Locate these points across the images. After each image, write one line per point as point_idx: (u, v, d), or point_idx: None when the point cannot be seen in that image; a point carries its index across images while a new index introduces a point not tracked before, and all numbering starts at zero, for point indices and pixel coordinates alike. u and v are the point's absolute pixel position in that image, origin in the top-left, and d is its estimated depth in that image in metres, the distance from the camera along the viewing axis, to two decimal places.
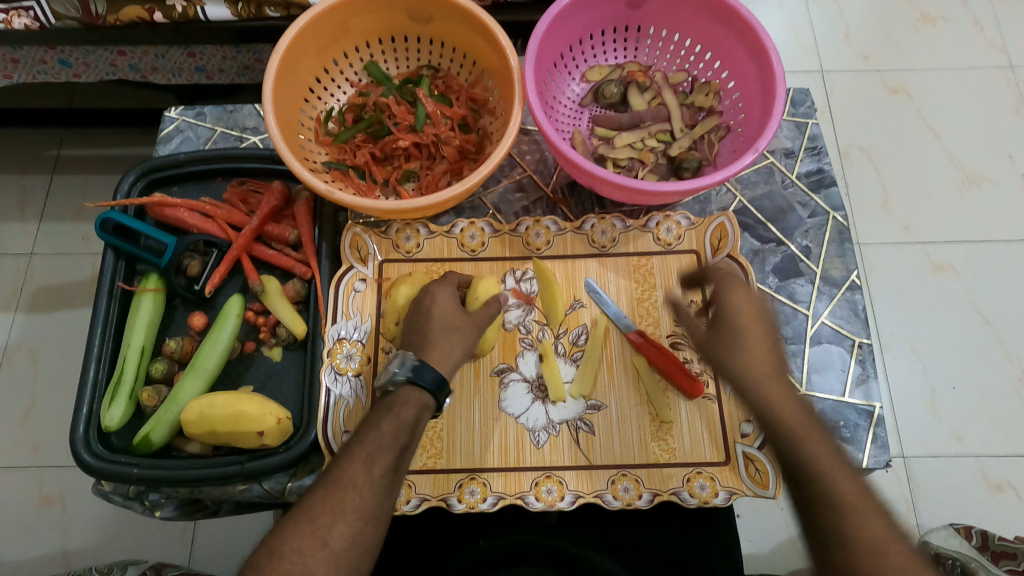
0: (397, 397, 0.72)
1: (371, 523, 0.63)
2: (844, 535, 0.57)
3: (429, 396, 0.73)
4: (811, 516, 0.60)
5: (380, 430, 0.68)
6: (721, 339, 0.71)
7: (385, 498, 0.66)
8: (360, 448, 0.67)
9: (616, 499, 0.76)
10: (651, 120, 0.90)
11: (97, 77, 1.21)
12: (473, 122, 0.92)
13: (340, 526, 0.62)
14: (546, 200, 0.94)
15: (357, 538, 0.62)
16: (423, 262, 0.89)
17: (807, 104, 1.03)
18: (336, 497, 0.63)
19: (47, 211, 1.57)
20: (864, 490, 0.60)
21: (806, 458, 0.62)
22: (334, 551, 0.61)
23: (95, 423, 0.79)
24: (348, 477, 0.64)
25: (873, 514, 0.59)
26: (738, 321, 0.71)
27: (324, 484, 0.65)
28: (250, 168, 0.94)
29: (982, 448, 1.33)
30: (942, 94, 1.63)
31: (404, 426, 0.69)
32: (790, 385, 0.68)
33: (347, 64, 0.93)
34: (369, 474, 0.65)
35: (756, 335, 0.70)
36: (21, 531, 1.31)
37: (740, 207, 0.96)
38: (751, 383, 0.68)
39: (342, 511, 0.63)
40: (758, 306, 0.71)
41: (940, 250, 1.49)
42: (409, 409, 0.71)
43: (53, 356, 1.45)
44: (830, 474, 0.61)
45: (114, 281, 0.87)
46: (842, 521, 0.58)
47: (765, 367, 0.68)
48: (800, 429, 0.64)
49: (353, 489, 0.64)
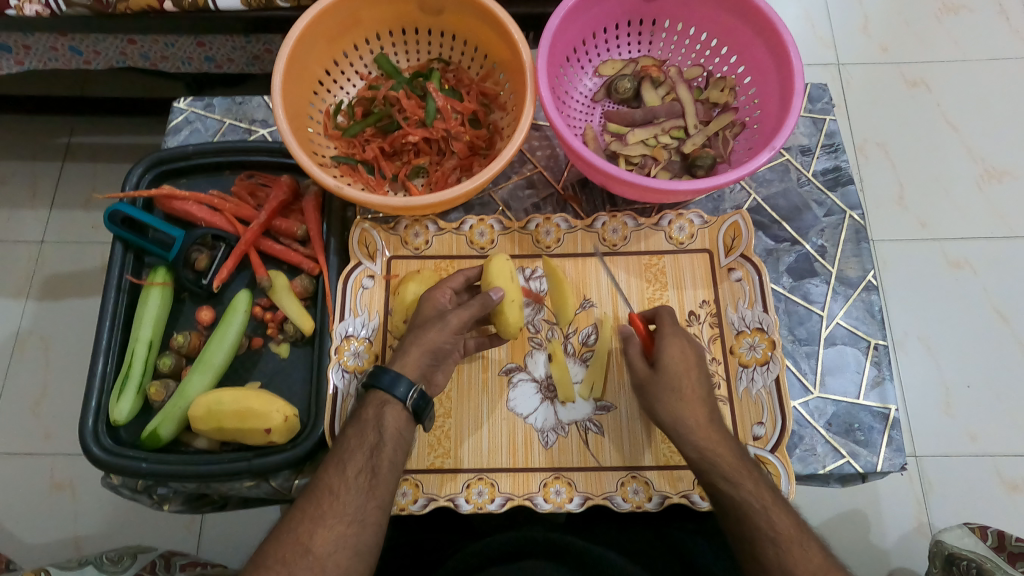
0: (368, 400, 0.73)
1: (353, 525, 0.66)
2: (786, 567, 0.65)
3: (391, 397, 0.71)
4: (753, 552, 0.67)
5: (346, 436, 0.71)
6: (656, 387, 0.74)
7: (364, 500, 0.67)
8: (333, 458, 0.70)
9: (626, 501, 0.75)
10: (665, 115, 0.88)
11: (107, 65, 1.20)
12: (483, 117, 0.91)
13: (321, 532, 0.65)
14: (557, 197, 0.93)
15: (341, 541, 0.65)
16: (431, 259, 0.89)
17: (825, 99, 1.01)
18: (313, 505, 0.67)
19: (57, 199, 1.57)
20: (797, 522, 0.67)
21: (742, 498, 0.68)
22: (317, 556, 0.64)
23: (103, 416, 0.79)
24: (326, 487, 0.68)
25: (808, 546, 0.66)
26: (673, 370, 0.74)
27: (304, 496, 0.69)
28: (259, 161, 0.94)
29: (996, 447, 1.31)
30: (962, 86, 1.60)
31: (365, 425, 0.71)
32: (723, 430, 0.72)
33: (356, 56, 0.91)
34: (343, 478, 0.68)
35: (688, 381, 0.73)
36: (33, 517, 1.32)
37: (754, 205, 0.94)
38: (688, 431, 0.71)
39: (321, 517, 0.66)
40: (687, 354, 0.75)
41: (958, 247, 1.46)
42: (371, 409, 0.72)
43: (64, 344, 1.45)
44: (769, 513, 0.67)
45: (123, 273, 0.86)
46: (780, 552, 0.65)
47: (700, 416, 0.72)
48: (738, 470, 0.69)
49: (329, 496, 0.67)
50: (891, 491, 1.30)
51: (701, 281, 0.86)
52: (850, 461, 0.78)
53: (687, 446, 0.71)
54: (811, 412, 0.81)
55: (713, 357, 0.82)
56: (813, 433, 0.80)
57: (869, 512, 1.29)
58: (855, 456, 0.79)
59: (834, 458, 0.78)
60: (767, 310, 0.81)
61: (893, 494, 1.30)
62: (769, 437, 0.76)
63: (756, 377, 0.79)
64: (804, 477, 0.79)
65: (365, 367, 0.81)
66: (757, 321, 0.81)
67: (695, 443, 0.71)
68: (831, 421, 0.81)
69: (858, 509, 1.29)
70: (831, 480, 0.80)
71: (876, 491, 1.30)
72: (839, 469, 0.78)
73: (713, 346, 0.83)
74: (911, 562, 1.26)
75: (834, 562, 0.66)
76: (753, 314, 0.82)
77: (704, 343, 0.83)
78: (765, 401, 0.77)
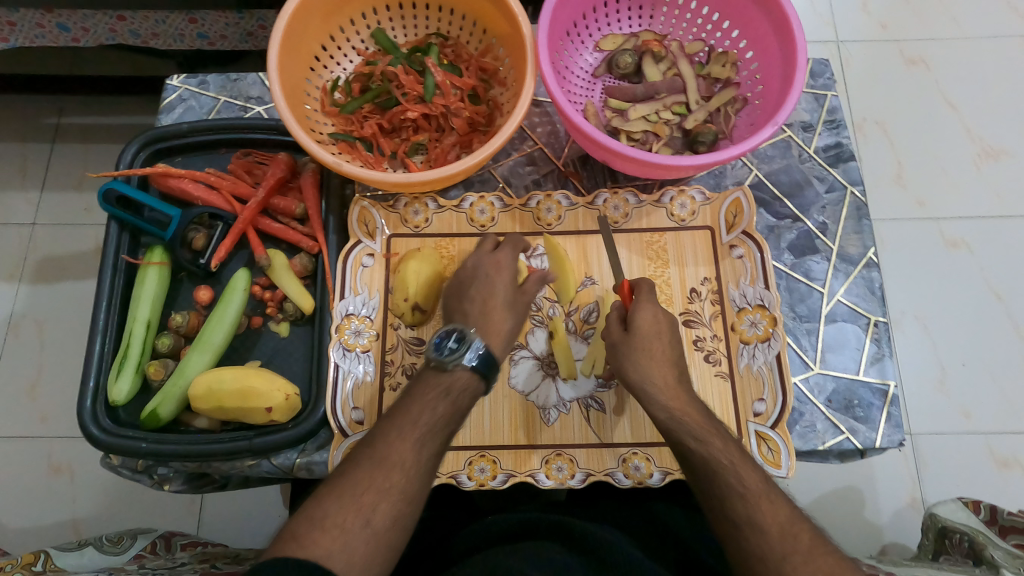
0: (454, 377, 0.67)
1: (411, 506, 0.61)
2: (756, 523, 0.61)
3: (483, 382, 0.69)
4: (723, 509, 0.63)
5: (436, 408, 0.65)
6: (626, 346, 0.73)
7: (424, 485, 0.63)
8: (412, 428, 0.63)
9: (627, 478, 0.75)
10: (666, 91, 0.88)
11: (96, 43, 1.17)
12: (483, 93, 0.90)
13: (383, 507, 0.59)
14: (558, 174, 0.92)
15: (398, 521, 0.59)
16: (432, 236, 0.88)
17: (827, 75, 1.00)
18: (382, 475, 0.60)
19: (49, 180, 1.55)
20: (764, 479, 0.64)
21: (712, 455, 0.65)
22: (376, 531, 0.58)
23: (102, 396, 0.79)
24: (397, 458, 0.61)
25: (776, 501, 0.62)
26: (646, 334, 0.73)
27: (370, 460, 0.61)
28: (255, 139, 0.92)
29: (990, 425, 1.32)
30: (962, 64, 1.59)
31: (459, 413, 0.66)
32: (689, 390, 0.71)
33: (353, 31, 0.90)
34: (418, 456, 0.62)
35: (657, 339, 0.73)
36: (31, 499, 1.32)
37: (756, 181, 0.93)
38: (657, 392, 0.70)
39: (387, 491, 0.60)
40: (662, 319, 0.74)
41: (954, 226, 1.46)
42: (464, 394, 0.67)
43: (59, 326, 1.44)
44: (738, 470, 0.64)
45: (119, 253, 0.85)
46: (750, 508, 0.62)
47: (669, 375, 0.71)
48: (707, 429, 0.67)
49: (399, 472, 0.61)
50: (886, 469, 1.31)
51: (703, 258, 0.86)
52: (849, 438, 0.79)
53: (656, 407, 0.69)
54: (812, 389, 0.81)
55: (714, 334, 0.82)
56: (813, 410, 0.80)
57: (864, 489, 1.30)
58: (855, 432, 0.79)
59: (834, 435, 0.79)
60: (768, 287, 0.81)
61: (889, 473, 1.31)
62: (769, 414, 0.76)
63: (757, 354, 0.79)
64: (803, 454, 0.80)
65: (448, 325, 0.71)
66: (759, 297, 0.81)
67: (664, 403, 0.69)
68: (831, 397, 0.81)
69: (854, 486, 1.30)
70: (829, 457, 0.80)
71: (871, 468, 1.31)
72: (838, 446, 0.79)
73: (714, 322, 0.83)
74: (904, 538, 1.26)
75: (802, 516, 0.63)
76: (754, 292, 0.82)
77: (706, 320, 0.83)
78: (765, 377, 0.78)
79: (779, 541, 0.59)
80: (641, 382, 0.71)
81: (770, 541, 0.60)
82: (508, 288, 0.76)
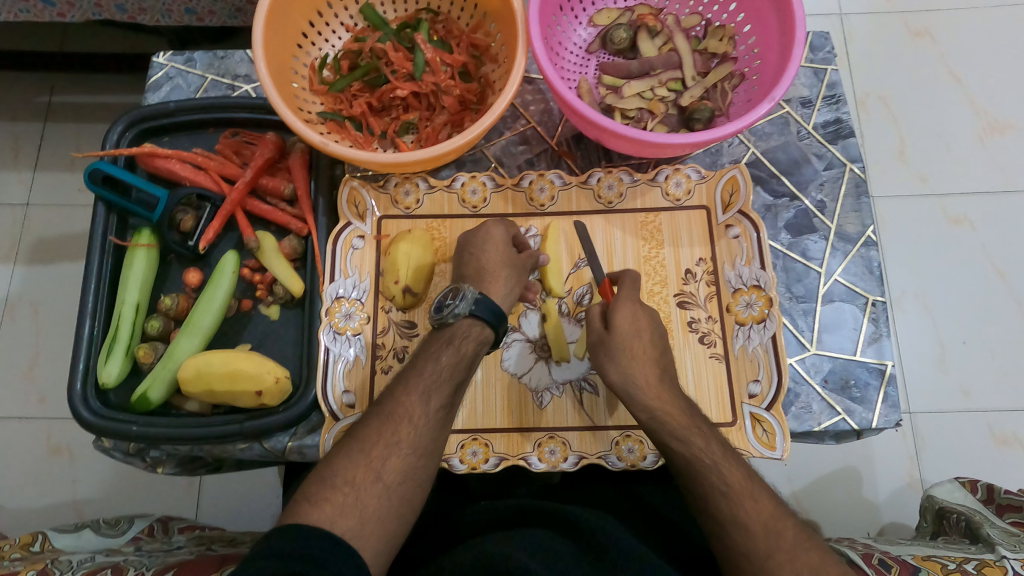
0: (456, 329, 0.71)
1: (424, 458, 0.64)
2: (740, 521, 0.61)
3: (488, 328, 0.72)
4: (705, 508, 0.63)
5: (440, 362, 0.69)
6: (608, 345, 0.73)
7: (436, 435, 0.66)
8: (418, 382, 0.67)
9: (621, 460, 0.74)
10: (662, 67, 0.86)
11: (82, 18, 1.14)
12: (474, 71, 0.88)
13: (394, 460, 0.63)
14: (551, 153, 0.91)
15: (410, 473, 0.63)
16: (423, 218, 0.87)
17: (827, 48, 0.97)
18: (389, 430, 0.64)
19: (40, 160, 1.54)
20: (748, 476, 0.64)
21: (695, 456, 0.65)
22: (387, 485, 0.61)
23: (91, 379, 0.78)
24: (405, 412, 0.65)
25: (759, 497, 0.62)
26: (625, 333, 0.73)
27: (379, 417, 0.65)
28: (241, 118, 0.90)
29: (990, 402, 1.32)
30: (968, 36, 1.56)
31: (463, 360, 0.69)
32: (672, 387, 0.71)
33: (340, 8, 0.88)
34: (425, 409, 0.66)
35: (637, 337, 0.73)
36: (31, 480, 1.33)
37: (753, 159, 0.92)
38: (640, 392, 0.70)
39: (395, 444, 0.63)
40: (653, 321, 0.75)
41: (957, 202, 1.44)
42: (470, 343, 0.71)
43: (55, 309, 1.44)
44: (720, 470, 0.64)
45: (107, 235, 0.84)
46: (733, 507, 0.62)
47: (651, 375, 0.71)
48: (688, 429, 0.67)
49: (407, 425, 0.64)
50: (884, 449, 1.31)
51: (698, 239, 0.85)
52: (845, 418, 0.78)
53: (638, 407, 0.70)
54: (808, 369, 0.81)
55: (709, 315, 0.81)
56: (809, 391, 0.80)
57: (862, 470, 1.30)
58: (851, 413, 0.78)
59: (830, 416, 0.78)
60: (764, 267, 0.79)
61: (887, 452, 1.31)
62: (764, 396, 0.75)
63: (753, 335, 0.78)
64: (798, 435, 0.79)
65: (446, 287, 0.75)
66: (755, 278, 0.80)
67: (646, 404, 0.69)
68: (827, 377, 0.80)
69: (852, 466, 1.30)
70: (826, 437, 0.80)
71: (870, 448, 1.31)
72: (834, 426, 0.78)
73: (709, 304, 0.82)
74: (901, 517, 1.27)
75: (785, 508, 0.63)
76: (750, 272, 0.80)
77: (700, 301, 0.82)
78: (761, 358, 0.77)
79: (763, 539, 0.59)
80: (621, 383, 0.71)
81: (755, 538, 0.59)
82: (505, 248, 0.79)
